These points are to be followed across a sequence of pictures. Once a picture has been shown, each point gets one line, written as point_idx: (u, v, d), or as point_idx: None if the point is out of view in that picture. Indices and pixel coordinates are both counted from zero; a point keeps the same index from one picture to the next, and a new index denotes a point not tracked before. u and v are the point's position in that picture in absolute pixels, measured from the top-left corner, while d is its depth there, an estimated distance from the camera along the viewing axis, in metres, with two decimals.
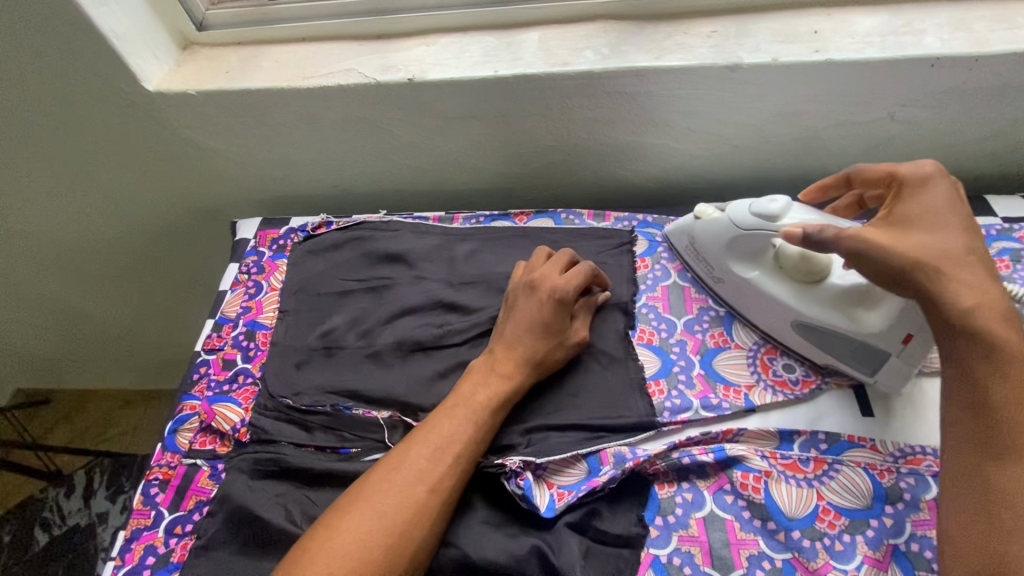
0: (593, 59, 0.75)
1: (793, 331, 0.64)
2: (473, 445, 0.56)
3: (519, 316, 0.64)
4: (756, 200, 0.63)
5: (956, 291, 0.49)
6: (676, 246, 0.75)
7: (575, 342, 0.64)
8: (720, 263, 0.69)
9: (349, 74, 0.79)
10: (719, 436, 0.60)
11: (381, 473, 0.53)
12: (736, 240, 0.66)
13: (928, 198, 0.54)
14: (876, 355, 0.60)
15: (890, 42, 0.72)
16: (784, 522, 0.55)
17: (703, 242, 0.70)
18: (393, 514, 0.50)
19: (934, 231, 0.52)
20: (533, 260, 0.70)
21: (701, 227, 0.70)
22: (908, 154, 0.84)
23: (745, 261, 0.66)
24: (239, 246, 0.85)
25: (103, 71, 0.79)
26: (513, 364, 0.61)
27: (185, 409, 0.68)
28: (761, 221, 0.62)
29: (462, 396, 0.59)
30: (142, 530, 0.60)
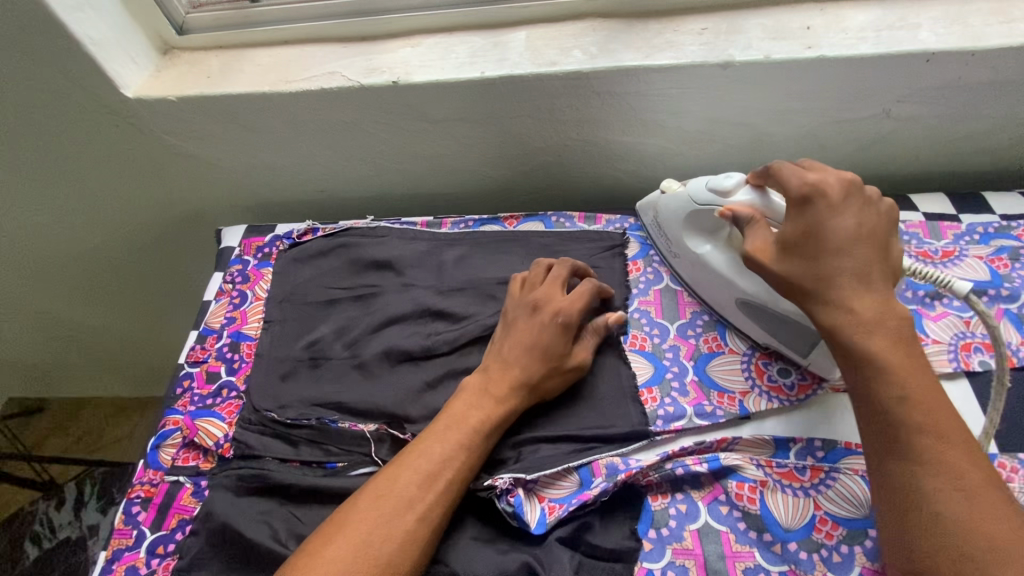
0: (581, 58, 0.74)
1: (735, 306, 0.65)
2: (465, 469, 0.54)
3: (517, 337, 0.62)
4: (715, 176, 0.63)
5: (831, 313, 0.50)
6: (645, 218, 0.76)
7: (577, 363, 0.62)
8: (677, 237, 0.69)
9: (332, 77, 0.77)
10: (713, 445, 0.59)
11: (368, 500, 0.51)
12: (694, 215, 0.66)
13: (811, 217, 0.53)
14: (805, 334, 0.60)
15: (884, 37, 0.71)
16: (780, 534, 0.54)
17: (665, 216, 0.70)
18: (383, 543, 0.49)
19: (809, 252, 0.52)
20: (533, 274, 0.67)
21: (665, 200, 0.70)
22: (904, 151, 0.82)
23: (699, 237, 0.67)
24: (224, 254, 0.84)
25: (81, 78, 0.77)
26: (508, 386, 0.59)
27: (168, 424, 0.67)
28: (713, 198, 0.63)
29: (456, 417, 0.57)
30: (123, 551, 0.59)
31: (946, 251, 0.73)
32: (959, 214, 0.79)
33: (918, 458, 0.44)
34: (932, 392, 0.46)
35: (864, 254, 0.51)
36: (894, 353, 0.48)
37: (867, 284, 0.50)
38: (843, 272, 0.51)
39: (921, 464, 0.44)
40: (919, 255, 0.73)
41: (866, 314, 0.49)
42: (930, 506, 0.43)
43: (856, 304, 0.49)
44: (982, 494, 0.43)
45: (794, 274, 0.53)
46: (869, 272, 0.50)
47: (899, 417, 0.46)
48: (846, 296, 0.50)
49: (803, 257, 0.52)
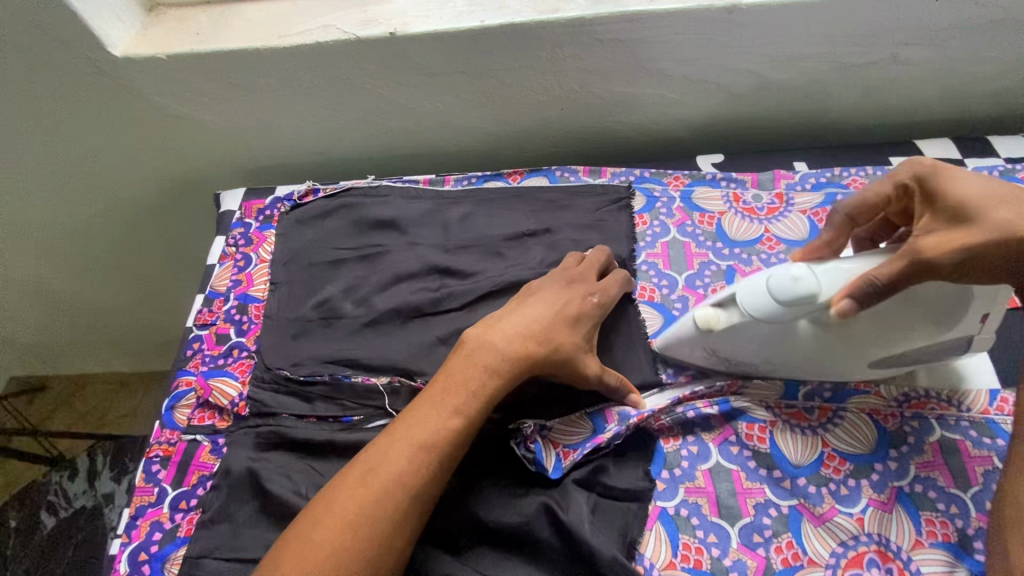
0: (583, 5, 0.72)
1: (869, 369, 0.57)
2: (461, 439, 0.51)
3: (543, 301, 0.60)
4: (775, 287, 0.51)
5: None
6: (687, 360, 0.61)
7: (586, 357, 0.57)
8: (751, 349, 0.56)
9: (326, 31, 0.74)
10: (724, 389, 0.60)
11: (358, 476, 0.49)
12: (769, 333, 0.54)
13: (957, 179, 0.48)
14: (949, 345, 0.56)
15: None
16: (790, 470, 0.55)
17: (726, 345, 0.57)
18: (376, 511, 0.47)
19: (1003, 201, 0.47)
20: (570, 260, 0.66)
21: (716, 338, 0.56)
22: (909, 96, 0.81)
23: (780, 344, 0.54)
24: (224, 218, 0.82)
25: (64, 37, 0.74)
26: (520, 341, 0.56)
27: (181, 386, 0.67)
28: (798, 306, 0.51)
29: (454, 381, 0.54)
30: (147, 507, 0.60)
31: None
32: (964, 158, 0.78)
33: None
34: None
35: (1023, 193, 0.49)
36: None
37: None
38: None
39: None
40: None
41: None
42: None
43: None
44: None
45: (1013, 223, 0.46)
46: None
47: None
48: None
49: (1001, 211, 0.46)
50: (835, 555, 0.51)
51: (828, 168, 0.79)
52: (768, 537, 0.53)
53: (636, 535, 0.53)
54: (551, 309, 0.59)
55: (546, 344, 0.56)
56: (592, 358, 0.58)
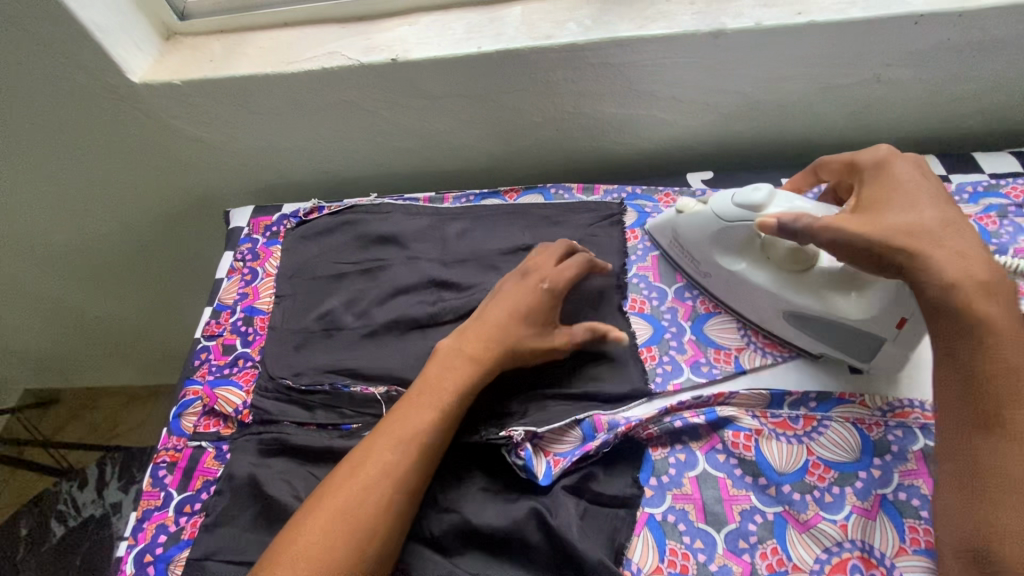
0: (575, 31, 0.75)
1: (782, 320, 0.63)
2: (437, 433, 0.55)
3: (499, 303, 0.64)
4: (741, 190, 0.62)
5: (941, 263, 0.49)
6: (662, 242, 0.74)
7: (552, 342, 0.62)
8: (704, 255, 0.68)
9: (333, 57, 0.79)
10: (712, 399, 0.62)
11: (346, 472, 0.52)
12: (717, 231, 0.64)
13: (894, 176, 0.57)
14: (866, 339, 0.59)
15: (873, 1, 0.72)
16: (775, 478, 0.57)
17: (689, 238, 0.68)
18: (356, 507, 0.50)
19: (901, 208, 0.54)
20: (531, 254, 0.70)
21: (683, 222, 0.68)
22: (895, 115, 0.84)
23: (728, 253, 0.65)
24: (233, 234, 0.86)
25: (88, 64, 0.79)
26: (483, 343, 0.61)
27: (188, 394, 0.69)
28: (744, 213, 0.61)
29: (428, 383, 0.58)
30: (153, 510, 0.62)
31: None
32: (948, 174, 0.80)
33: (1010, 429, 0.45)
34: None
35: (955, 215, 0.53)
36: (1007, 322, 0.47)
37: (967, 239, 0.51)
38: (938, 224, 0.52)
39: (1005, 437, 0.45)
40: None
41: (985, 280, 0.49)
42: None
43: (961, 259, 0.49)
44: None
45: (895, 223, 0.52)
46: (961, 224, 0.52)
47: (999, 387, 0.46)
48: (952, 253, 0.50)
49: (894, 212, 0.54)
50: (819, 561, 0.52)
51: None
52: (753, 543, 0.54)
53: (623, 541, 0.54)
54: (507, 309, 0.63)
55: (514, 336, 0.61)
56: (558, 334, 0.63)
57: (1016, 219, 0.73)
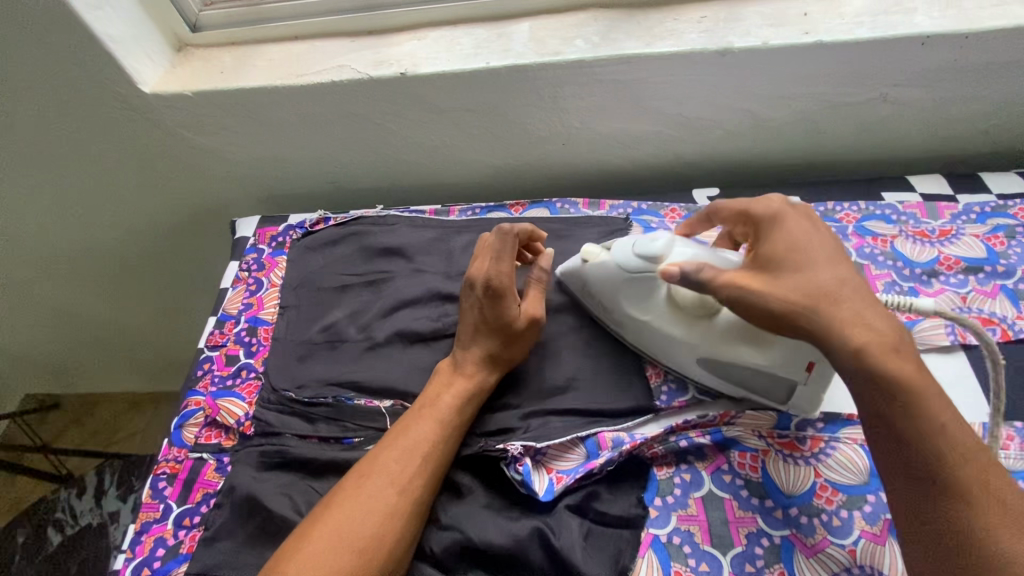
0: (583, 47, 0.76)
1: (701, 370, 0.60)
2: (440, 442, 0.56)
3: (464, 321, 0.64)
4: (639, 239, 0.59)
5: (852, 330, 0.47)
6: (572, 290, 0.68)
7: (529, 320, 0.61)
8: (613, 306, 0.63)
9: (342, 70, 0.79)
10: (717, 419, 0.61)
11: (352, 481, 0.53)
12: (625, 284, 0.61)
13: (788, 232, 0.53)
14: (784, 383, 0.57)
15: (879, 22, 0.73)
16: (783, 500, 0.56)
17: (600, 289, 0.63)
18: (360, 520, 0.50)
19: (798, 269, 0.51)
20: (476, 251, 0.67)
21: (590, 271, 0.63)
22: (901, 135, 0.84)
23: (635, 305, 0.61)
24: (239, 244, 0.86)
25: (100, 74, 0.80)
26: (471, 359, 0.61)
27: (190, 405, 0.69)
28: (646, 263, 0.58)
29: (429, 397, 0.59)
30: (152, 523, 0.61)
31: (943, 230, 0.74)
32: (956, 194, 0.80)
33: (963, 495, 0.43)
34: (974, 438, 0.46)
35: (847, 268, 0.51)
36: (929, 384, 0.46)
37: (868, 299, 0.49)
38: (837, 286, 0.49)
39: (956, 504, 0.43)
40: (916, 234, 0.74)
41: (891, 341, 0.47)
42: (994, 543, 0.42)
43: (870, 324, 0.47)
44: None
45: (795, 288, 0.50)
46: (859, 284, 0.50)
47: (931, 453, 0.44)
48: (859, 318, 0.48)
49: (790, 276, 0.50)
50: None
51: (822, 203, 0.81)
52: (759, 568, 0.53)
53: (628, 562, 0.53)
54: (470, 324, 0.63)
55: (495, 334, 0.61)
56: (523, 312, 0.62)
57: None
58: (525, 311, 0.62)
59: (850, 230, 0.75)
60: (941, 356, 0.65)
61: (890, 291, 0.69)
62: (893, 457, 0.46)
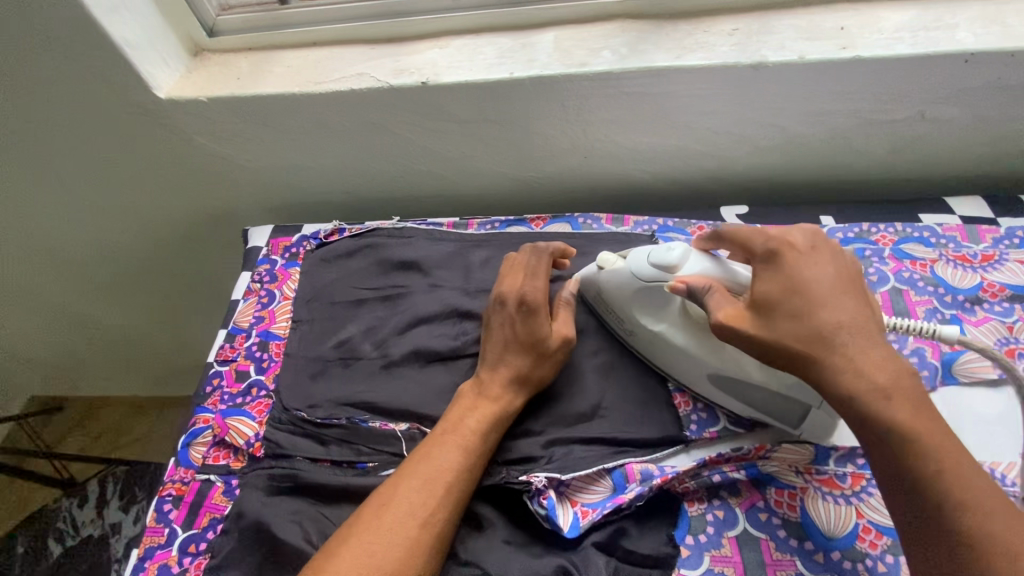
0: (610, 59, 0.73)
1: (711, 384, 0.58)
2: (463, 472, 0.53)
3: (490, 341, 0.61)
4: (655, 249, 0.58)
5: (844, 373, 0.47)
6: (585, 296, 0.68)
7: (562, 340, 0.60)
8: (627, 315, 0.62)
9: (361, 78, 0.77)
10: (752, 453, 0.57)
11: (370, 511, 0.50)
12: (640, 294, 0.60)
13: (785, 271, 0.51)
14: (796, 405, 0.55)
15: (921, 38, 0.70)
16: (823, 542, 0.53)
17: (613, 300, 0.63)
18: (376, 556, 0.47)
19: (794, 308, 0.49)
20: (503, 269, 0.66)
21: (606, 278, 0.63)
22: (938, 154, 0.81)
23: (650, 314, 0.60)
24: (251, 254, 0.84)
25: (115, 79, 0.78)
26: (498, 381, 0.58)
27: (198, 423, 0.67)
28: (658, 274, 0.58)
29: (451, 421, 0.56)
30: (156, 549, 0.59)
31: (985, 254, 0.71)
32: (996, 217, 0.77)
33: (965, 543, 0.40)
34: (987, 478, 0.43)
35: (852, 305, 0.49)
36: (925, 426, 0.44)
37: (864, 340, 0.47)
38: (833, 328, 0.48)
39: (960, 545, 0.40)
40: (956, 259, 0.71)
41: (882, 382, 0.46)
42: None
43: (862, 367, 0.47)
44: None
45: (786, 329, 0.49)
46: (858, 324, 0.48)
47: (930, 489, 0.42)
48: (850, 361, 0.47)
49: (783, 313, 0.50)
50: None
51: (856, 223, 0.78)
52: None
53: None
54: (500, 342, 0.60)
55: (527, 353, 0.59)
56: (557, 330, 0.60)
57: None
58: (558, 331, 0.60)
59: (887, 253, 0.72)
60: (987, 390, 0.62)
61: (930, 318, 0.66)
62: (895, 497, 0.44)
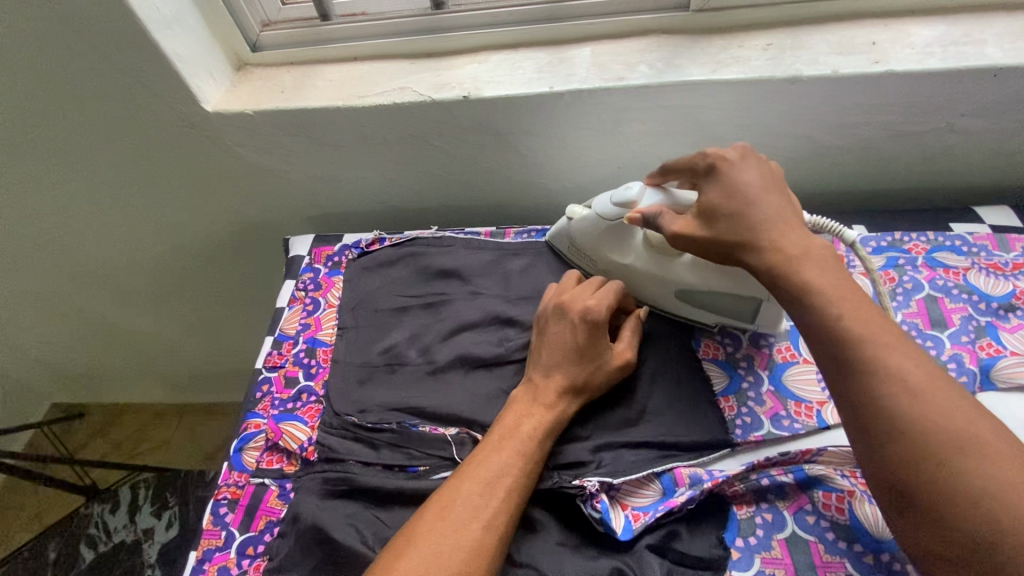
0: (647, 73, 0.75)
1: (677, 300, 0.69)
2: (522, 477, 0.54)
3: (548, 345, 0.63)
4: (615, 191, 0.68)
5: (773, 249, 0.53)
6: (562, 253, 0.78)
7: (623, 361, 0.63)
8: (600, 254, 0.72)
9: (403, 92, 0.79)
10: (798, 457, 0.58)
11: (434, 514, 0.51)
12: (609, 231, 0.70)
13: (720, 181, 0.58)
14: (747, 302, 0.65)
15: (950, 52, 0.72)
16: (874, 545, 0.53)
17: (584, 242, 0.73)
18: (444, 556, 0.48)
19: (729, 209, 0.56)
20: (563, 283, 0.69)
21: (575, 227, 0.73)
22: (966, 164, 0.83)
23: (618, 250, 0.70)
24: (293, 263, 0.86)
25: (165, 92, 0.81)
26: (555, 389, 0.60)
27: (250, 428, 0.68)
28: (620, 210, 0.67)
29: (507, 427, 0.58)
30: (214, 551, 0.60)
31: (1016, 263, 0.72)
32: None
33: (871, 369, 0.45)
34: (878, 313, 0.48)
35: (777, 200, 0.56)
36: (827, 280, 0.50)
37: (786, 224, 0.54)
38: (766, 219, 0.54)
39: (864, 369, 0.45)
40: (988, 267, 0.73)
41: (792, 250, 0.52)
42: (902, 396, 0.43)
43: (782, 242, 0.53)
44: (961, 399, 0.43)
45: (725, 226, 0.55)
46: (779, 213, 0.55)
47: (838, 340, 0.47)
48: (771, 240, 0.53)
49: (722, 214, 0.56)
50: None
51: (887, 233, 0.80)
52: None
53: None
54: (559, 349, 0.62)
55: (588, 365, 0.62)
56: (619, 351, 0.64)
57: None
58: (620, 353, 0.64)
59: (919, 261, 0.74)
60: None
61: (966, 326, 0.68)
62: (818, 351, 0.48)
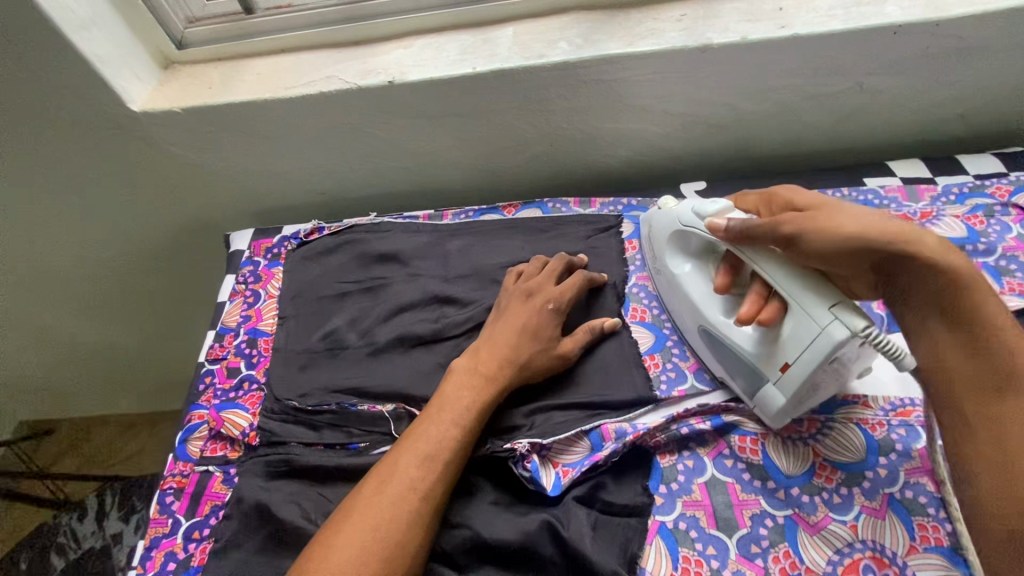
0: (567, 49, 0.77)
1: (698, 334, 0.65)
2: (459, 449, 0.57)
3: (505, 323, 0.65)
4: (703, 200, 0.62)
5: (925, 245, 0.49)
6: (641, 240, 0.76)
7: (565, 351, 0.65)
8: (659, 252, 0.70)
9: (330, 81, 0.80)
10: (717, 406, 0.62)
11: (371, 488, 0.53)
12: (677, 234, 0.66)
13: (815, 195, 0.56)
14: (759, 375, 0.58)
15: (852, 14, 0.75)
16: (783, 481, 0.57)
17: (656, 232, 0.70)
18: (381, 527, 0.51)
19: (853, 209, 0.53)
20: (530, 266, 0.73)
21: (659, 214, 0.70)
22: (880, 122, 0.86)
23: (678, 254, 0.67)
24: (234, 258, 0.87)
25: (89, 95, 0.80)
26: (498, 364, 0.62)
27: (194, 419, 0.69)
28: (695, 221, 0.62)
29: (447, 400, 0.59)
30: (161, 538, 0.61)
31: (924, 212, 0.76)
32: (934, 177, 0.83)
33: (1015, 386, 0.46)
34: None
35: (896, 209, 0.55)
36: (987, 289, 0.49)
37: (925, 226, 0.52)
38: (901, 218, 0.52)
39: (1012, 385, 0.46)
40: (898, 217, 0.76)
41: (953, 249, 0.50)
42: None
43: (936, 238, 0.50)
44: None
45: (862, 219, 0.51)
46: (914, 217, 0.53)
47: (993, 353, 0.47)
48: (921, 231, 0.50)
49: (848, 209, 0.52)
50: (831, 563, 0.52)
51: None
52: (765, 547, 0.54)
53: (636, 550, 0.54)
54: (514, 329, 0.64)
55: (538, 347, 0.64)
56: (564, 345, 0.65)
57: (1003, 218, 0.75)
58: (566, 345, 0.65)
59: None
60: None
61: None
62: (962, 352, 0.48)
